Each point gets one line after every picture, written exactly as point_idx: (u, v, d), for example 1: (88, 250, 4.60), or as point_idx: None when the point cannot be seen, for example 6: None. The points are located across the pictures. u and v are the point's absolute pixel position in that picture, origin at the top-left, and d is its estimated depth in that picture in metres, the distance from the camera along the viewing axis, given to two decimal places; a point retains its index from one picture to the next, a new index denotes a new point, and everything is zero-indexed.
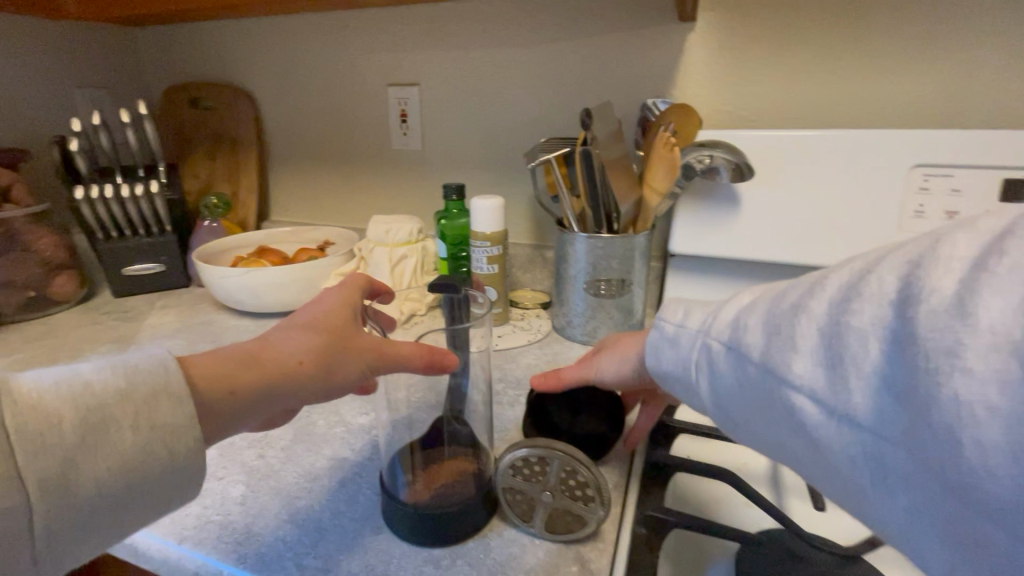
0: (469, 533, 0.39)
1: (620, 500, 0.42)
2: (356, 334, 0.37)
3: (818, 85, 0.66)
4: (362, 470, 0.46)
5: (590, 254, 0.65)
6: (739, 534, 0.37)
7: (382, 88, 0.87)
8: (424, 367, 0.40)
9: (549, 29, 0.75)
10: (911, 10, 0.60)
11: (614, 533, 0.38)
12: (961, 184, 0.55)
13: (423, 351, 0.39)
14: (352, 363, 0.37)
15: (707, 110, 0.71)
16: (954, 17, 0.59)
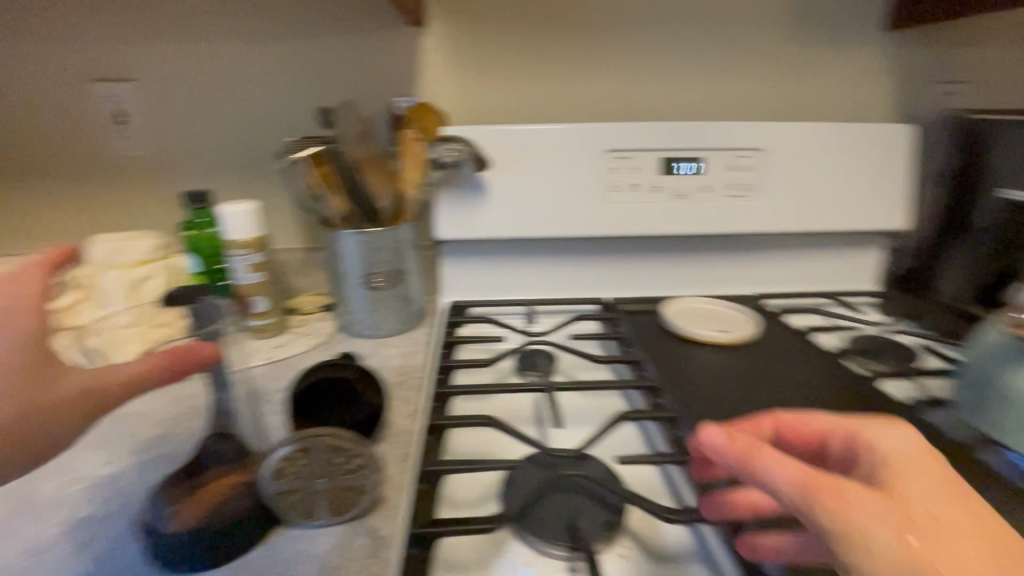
0: (251, 542, 0.38)
1: (405, 468, 0.44)
2: (51, 381, 0.32)
3: (534, 86, 0.79)
4: (108, 524, 0.40)
5: (361, 249, 0.66)
6: (498, 462, 0.44)
7: (85, 83, 0.74)
8: (178, 370, 0.34)
9: (285, 27, 0.73)
10: (587, 27, 0.77)
11: (399, 498, 0.41)
12: (636, 162, 0.72)
13: (161, 358, 0.34)
14: (55, 418, 0.32)
15: (450, 108, 0.78)
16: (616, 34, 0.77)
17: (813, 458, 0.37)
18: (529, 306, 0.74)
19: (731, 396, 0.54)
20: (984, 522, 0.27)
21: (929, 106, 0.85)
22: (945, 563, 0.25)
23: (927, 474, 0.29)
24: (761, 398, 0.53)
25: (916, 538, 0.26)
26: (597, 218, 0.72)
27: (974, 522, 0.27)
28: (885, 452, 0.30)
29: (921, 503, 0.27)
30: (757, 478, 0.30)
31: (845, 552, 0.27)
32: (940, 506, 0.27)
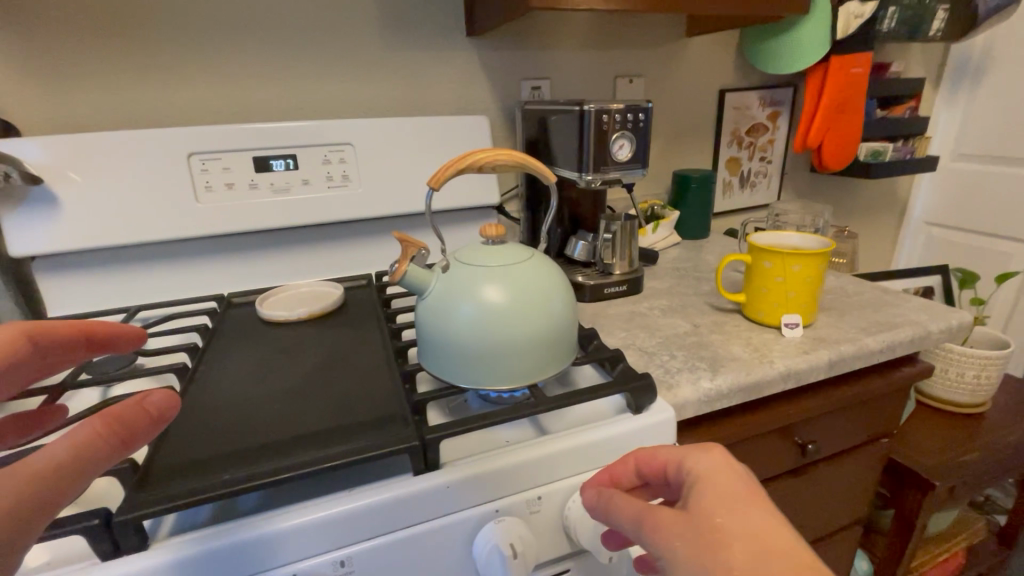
0: None
1: None
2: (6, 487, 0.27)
3: (126, 91, 0.81)
4: None
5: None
6: None
7: None
8: (135, 428, 0.31)
9: None
10: (173, 32, 0.81)
11: None
12: (226, 162, 0.76)
13: (104, 421, 0.30)
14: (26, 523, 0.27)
15: (29, 117, 0.76)
16: (205, 39, 0.83)
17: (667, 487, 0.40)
18: (131, 311, 0.74)
19: (255, 363, 0.59)
20: (720, 463, 0.35)
21: (526, 95, 1.03)
22: (713, 506, 0.32)
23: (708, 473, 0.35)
24: (281, 360, 0.60)
25: (687, 499, 0.34)
26: (194, 219, 0.76)
27: (728, 475, 0.34)
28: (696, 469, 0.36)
29: (712, 515, 0.32)
30: (614, 521, 0.37)
31: (606, 516, 0.37)
32: (708, 463, 0.36)
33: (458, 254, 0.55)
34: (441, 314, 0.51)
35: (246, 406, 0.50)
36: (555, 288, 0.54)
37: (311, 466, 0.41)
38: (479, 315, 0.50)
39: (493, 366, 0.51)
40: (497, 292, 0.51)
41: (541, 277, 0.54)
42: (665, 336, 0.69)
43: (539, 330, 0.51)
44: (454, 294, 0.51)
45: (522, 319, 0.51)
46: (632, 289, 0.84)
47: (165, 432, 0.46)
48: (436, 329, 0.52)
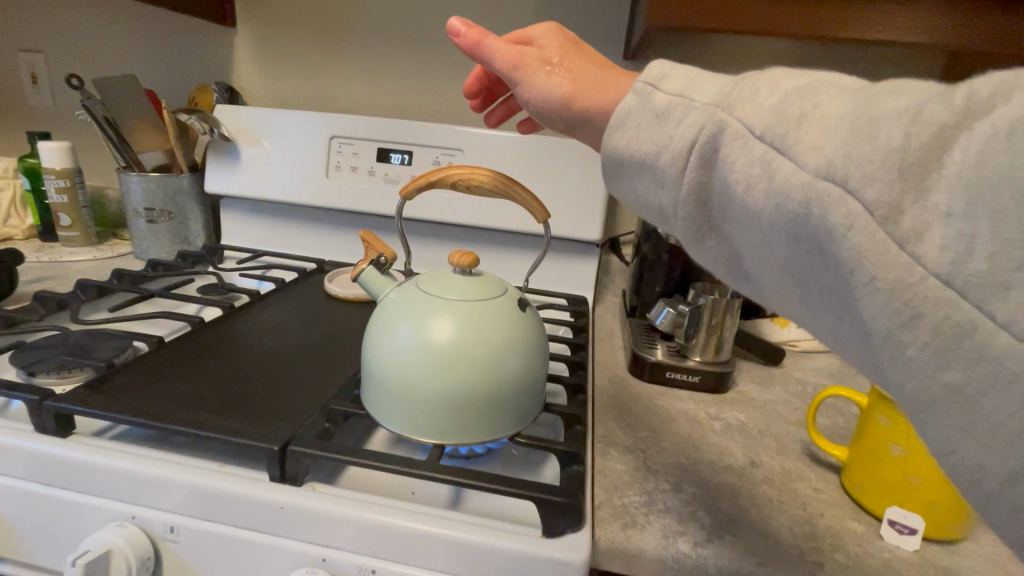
0: None
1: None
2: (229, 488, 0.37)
3: (318, 81, 0.98)
4: None
5: (140, 187, 0.87)
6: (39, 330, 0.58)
7: (14, 52, 1.04)
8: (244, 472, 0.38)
9: (136, 19, 0.98)
10: (360, 34, 0.95)
11: None
12: (357, 149, 0.87)
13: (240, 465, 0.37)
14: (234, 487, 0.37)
15: (255, 92, 0.99)
16: (382, 42, 0.94)
17: (547, 67, 0.42)
18: (259, 254, 0.89)
19: (273, 324, 0.65)
20: (599, 68, 0.41)
21: None
22: (570, 68, 0.42)
23: (602, 85, 0.40)
24: (298, 328, 0.65)
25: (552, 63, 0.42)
26: (320, 190, 0.88)
27: (583, 61, 0.42)
28: (538, 96, 0.43)
29: (563, 62, 0.42)
30: (520, 86, 0.44)
31: (514, 68, 0.44)
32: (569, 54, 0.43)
33: (429, 272, 0.50)
34: (381, 327, 0.47)
35: (227, 357, 0.56)
36: (513, 342, 0.46)
37: (197, 429, 0.43)
38: (412, 343, 0.45)
39: (408, 404, 0.44)
40: (440, 324, 0.45)
41: (500, 325, 0.46)
42: (695, 460, 0.51)
43: (471, 385, 0.43)
44: (399, 311, 0.47)
45: (454, 365, 0.44)
46: (709, 387, 0.65)
47: (157, 354, 0.55)
48: (371, 343, 0.48)
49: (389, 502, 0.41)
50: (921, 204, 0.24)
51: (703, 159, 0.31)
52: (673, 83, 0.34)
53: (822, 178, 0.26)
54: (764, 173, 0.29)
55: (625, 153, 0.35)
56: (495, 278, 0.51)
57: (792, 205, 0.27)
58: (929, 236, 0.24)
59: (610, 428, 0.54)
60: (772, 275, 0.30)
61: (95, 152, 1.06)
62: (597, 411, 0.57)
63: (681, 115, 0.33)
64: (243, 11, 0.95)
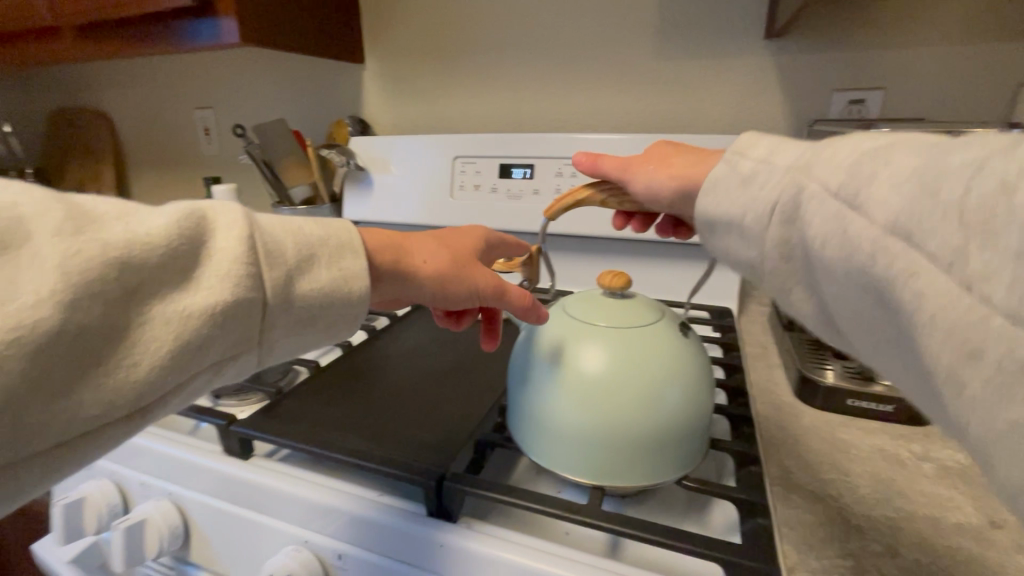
0: None
1: None
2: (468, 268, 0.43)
3: (440, 103, 1.01)
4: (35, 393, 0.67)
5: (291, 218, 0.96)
6: None
7: (193, 111, 1.21)
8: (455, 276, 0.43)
9: (285, 65, 1.08)
10: (477, 52, 0.96)
11: None
12: (479, 165, 0.87)
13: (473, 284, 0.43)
14: (461, 287, 0.43)
15: (384, 122, 1.05)
16: (499, 57, 0.94)
17: (651, 166, 0.44)
18: None
19: (414, 345, 0.67)
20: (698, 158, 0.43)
21: (838, 112, 0.78)
22: (673, 163, 0.44)
23: (707, 168, 0.42)
24: (436, 349, 0.66)
25: (655, 159, 0.45)
26: (446, 210, 0.89)
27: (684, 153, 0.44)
28: (649, 192, 0.44)
29: (665, 160, 0.44)
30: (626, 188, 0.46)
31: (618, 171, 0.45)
32: (665, 152, 0.45)
33: (574, 297, 0.48)
34: (527, 355, 0.45)
35: (375, 380, 0.58)
36: (671, 374, 0.41)
37: (356, 458, 0.44)
38: (561, 373, 0.42)
39: (556, 440, 0.41)
40: (590, 353, 0.41)
41: (656, 355, 0.41)
42: (905, 513, 0.41)
43: (627, 422, 0.39)
44: (546, 338, 0.44)
45: (608, 398, 0.40)
46: (903, 417, 0.54)
47: (316, 378, 0.58)
48: (516, 371, 0.46)
49: (546, 547, 0.39)
50: (989, 248, 0.21)
51: (785, 217, 0.33)
52: (759, 150, 0.37)
53: (887, 232, 0.24)
54: (837, 226, 0.28)
55: (719, 216, 0.39)
56: (645, 302, 0.47)
57: (861, 256, 0.26)
58: (998, 275, 0.20)
59: (783, 466, 0.47)
60: (869, 339, 0.28)
61: (256, 190, 1.20)
62: (764, 445, 0.50)
63: (765, 177, 0.35)
64: (372, 47, 1.02)
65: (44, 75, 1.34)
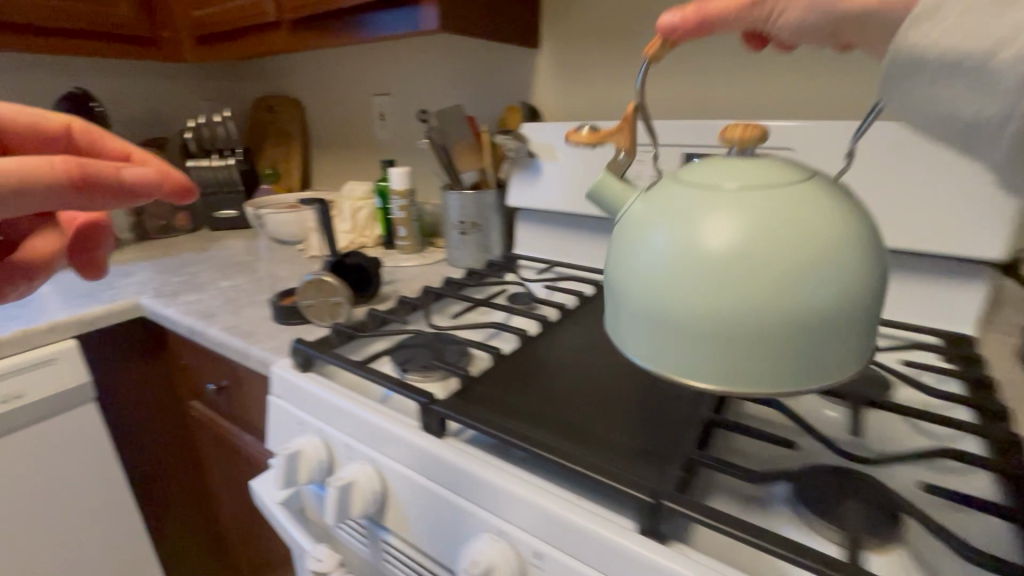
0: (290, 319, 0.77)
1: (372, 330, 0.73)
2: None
3: (613, 88, 0.95)
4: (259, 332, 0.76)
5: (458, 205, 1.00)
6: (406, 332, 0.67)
7: (370, 96, 1.31)
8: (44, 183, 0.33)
9: (460, 52, 1.11)
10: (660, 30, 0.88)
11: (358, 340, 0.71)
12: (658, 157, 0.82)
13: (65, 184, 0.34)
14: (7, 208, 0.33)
15: (551, 107, 1.03)
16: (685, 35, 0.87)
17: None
18: (552, 265, 0.93)
19: (589, 343, 0.64)
20: None
21: None
22: None
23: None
24: (614, 350, 0.63)
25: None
26: None
27: None
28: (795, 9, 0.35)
29: None
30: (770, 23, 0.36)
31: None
32: None
33: (690, 167, 0.40)
34: (628, 239, 0.39)
35: (557, 375, 0.56)
36: (813, 255, 0.33)
37: (554, 454, 0.43)
38: (666, 252, 0.35)
39: (664, 331, 0.35)
40: (714, 228, 0.34)
41: (794, 230, 0.33)
42: None
43: (755, 309, 0.32)
44: (650, 216, 0.38)
45: (735, 282, 0.33)
46: None
47: (500, 364, 0.58)
48: (615, 259, 0.40)
49: None
50: None
51: None
52: None
53: None
54: None
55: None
56: (773, 161, 0.38)
57: None
58: None
59: None
60: None
61: (422, 173, 1.26)
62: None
63: None
64: (547, 29, 0.99)
65: (251, 64, 1.54)
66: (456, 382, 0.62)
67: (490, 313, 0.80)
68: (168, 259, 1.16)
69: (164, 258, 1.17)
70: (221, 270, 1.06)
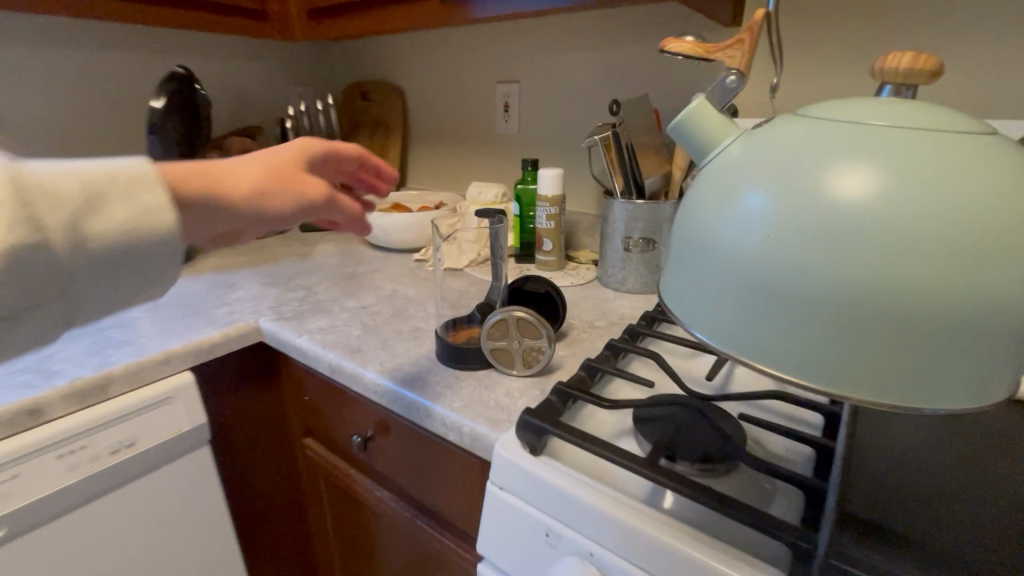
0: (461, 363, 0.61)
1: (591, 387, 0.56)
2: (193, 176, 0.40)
3: (841, 82, 0.78)
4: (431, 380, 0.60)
5: (624, 219, 0.83)
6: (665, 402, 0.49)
7: (495, 85, 1.15)
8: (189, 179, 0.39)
9: (625, 35, 0.96)
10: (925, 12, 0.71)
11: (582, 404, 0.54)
12: None
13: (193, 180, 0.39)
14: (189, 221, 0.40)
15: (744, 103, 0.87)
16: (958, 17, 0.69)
17: None
18: None
19: (917, 435, 0.48)
20: None
21: None
22: None
23: None
24: (962, 450, 0.46)
25: None
26: None
27: None
28: None
29: None
30: None
31: None
32: None
33: (827, 107, 0.36)
34: (713, 192, 0.35)
35: (933, 497, 0.40)
36: (996, 222, 0.28)
37: None
38: (760, 216, 0.32)
39: (762, 303, 0.31)
40: (853, 177, 0.30)
41: (975, 187, 0.29)
42: None
43: (928, 287, 0.27)
44: (751, 164, 0.34)
45: (858, 245, 0.29)
46: None
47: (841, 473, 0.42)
48: (689, 201, 0.37)
49: None
50: None
51: None
52: None
53: None
54: None
55: None
56: (936, 114, 0.34)
57: None
58: None
59: None
60: None
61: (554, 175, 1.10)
62: None
63: None
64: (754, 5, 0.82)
65: (346, 48, 1.38)
66: (802, 498, 0.43)
67: (717, 364, 0.63)
68: (269, 266, 1.01)
69: (264, 264, 1.02)
70: (338, 285, 0.91)
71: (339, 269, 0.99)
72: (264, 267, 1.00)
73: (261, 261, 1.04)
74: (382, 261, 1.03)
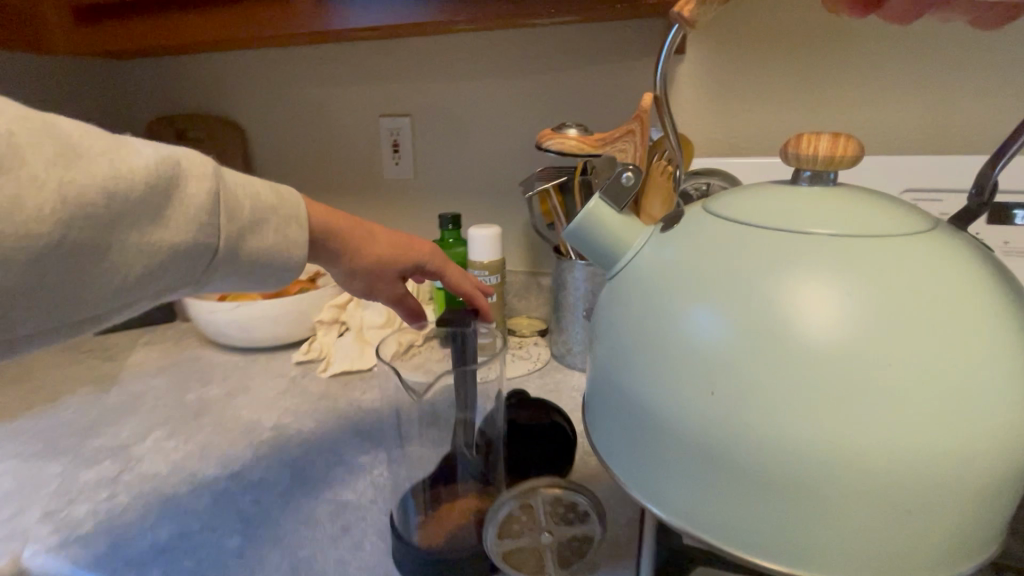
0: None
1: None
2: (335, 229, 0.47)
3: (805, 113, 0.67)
4: None
5: (587, 283, 0.67)
6: None
7: (376, 118, 0.90)
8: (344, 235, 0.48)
9: (544, 60, 0.80)
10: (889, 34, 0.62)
11: None
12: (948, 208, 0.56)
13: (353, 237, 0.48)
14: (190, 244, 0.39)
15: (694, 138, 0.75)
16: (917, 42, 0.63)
17: None
18: None
19: None
20: None
21: None
22: None
23: None
24: None
25: None
26: None
27: None
28: None
29: None
30: None
31: None
32: None
33: (746, 203, 0.35)
34: (652, 308, 0.32)
35: None
36: (973, 355, 0.26)
37: None
38: (709, 339, 0.29)
39: (721, 457, 0.28)
40: (812, 303, 0.28)
41: (938, 307, 0.27)
42: None
43: (907, 451, 0.25)
44: (683, 275, 0.31)
45: (825, 392, 0.26)
46: None
47: None
48: (621, 318, 0.34)
49: None
50: None
51: None
52: None
53: None
54: None
55: None
56: (881, 208, 0.33)
57: None
58: None
59: None
60: None
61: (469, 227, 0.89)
62: None
63: None
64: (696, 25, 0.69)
65: (145, 69, 1.00)
66: None
67: None
68: (41, 412, 0.62)
69: (30, 409, 0.62)
70: (175, 435, 0.57)
71: (174, 398, 0.65)
72: (31, 416, 0.61)
73: (26, 401, 0.64)
74: (244, 373, 0.70)
